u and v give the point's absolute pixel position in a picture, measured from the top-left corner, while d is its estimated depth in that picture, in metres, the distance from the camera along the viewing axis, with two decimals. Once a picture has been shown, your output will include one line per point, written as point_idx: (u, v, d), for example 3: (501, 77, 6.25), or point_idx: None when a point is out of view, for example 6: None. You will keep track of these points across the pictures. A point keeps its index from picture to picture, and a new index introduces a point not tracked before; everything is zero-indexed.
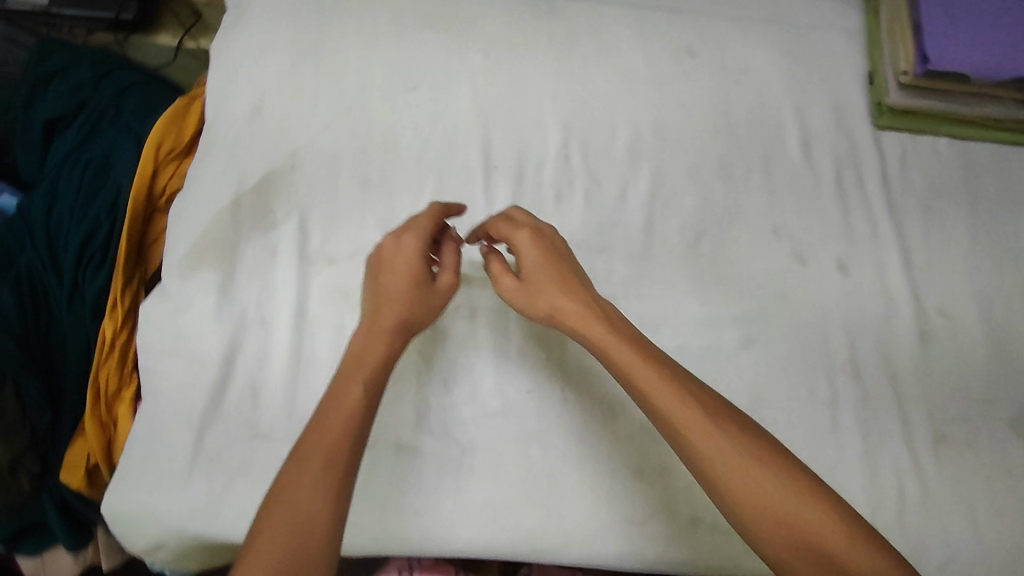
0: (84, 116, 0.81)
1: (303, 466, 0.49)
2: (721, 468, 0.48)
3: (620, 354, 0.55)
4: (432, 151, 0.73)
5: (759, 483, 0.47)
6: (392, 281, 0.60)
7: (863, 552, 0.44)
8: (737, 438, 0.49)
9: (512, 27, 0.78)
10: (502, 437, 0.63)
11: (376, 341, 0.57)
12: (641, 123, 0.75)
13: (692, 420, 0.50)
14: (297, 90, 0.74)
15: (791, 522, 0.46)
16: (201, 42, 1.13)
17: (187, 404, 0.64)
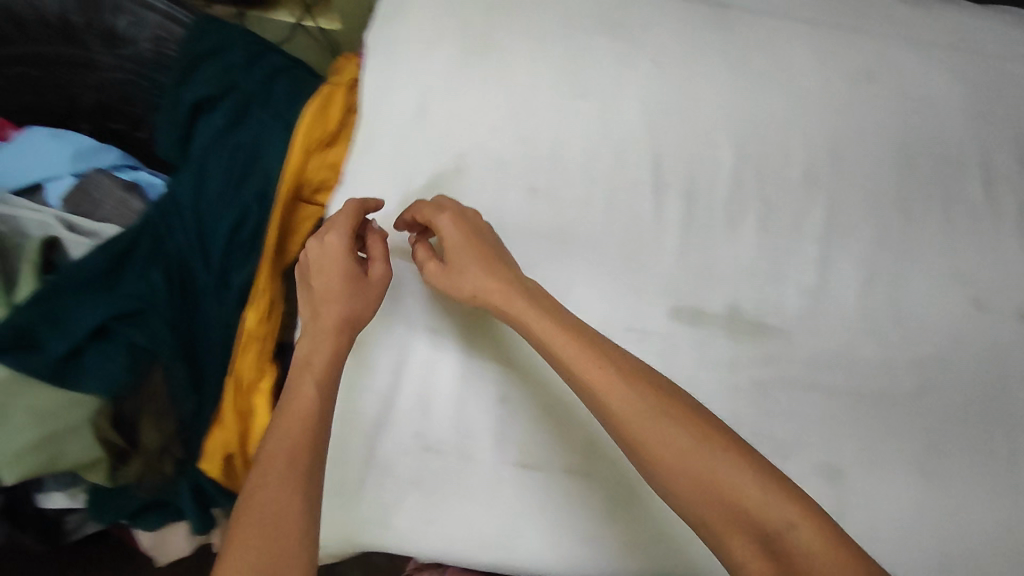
0: (234, 99, 0.78)
1: (261, 481, 0.51)
2: (633, 429, 0.50)
3: (541, 334, 0.57)
4: (602, 164, 0.71)
5: (675, 446, 0.49)
6: (326, 283, 0.61)
7: (775, 500, 0.47)
8: (643, 401, 0.51)
9: (684, 36, 0.75)
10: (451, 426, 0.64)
11: (321, 346, 0.58)
12: (817, 149, 0.72)
13: (605, 387, 0.53)
14: (462, 89, 0.72)
15: (704, 479, 0.48)
16: (320, 21, 1.09)
17: (359, 409, 0.64)
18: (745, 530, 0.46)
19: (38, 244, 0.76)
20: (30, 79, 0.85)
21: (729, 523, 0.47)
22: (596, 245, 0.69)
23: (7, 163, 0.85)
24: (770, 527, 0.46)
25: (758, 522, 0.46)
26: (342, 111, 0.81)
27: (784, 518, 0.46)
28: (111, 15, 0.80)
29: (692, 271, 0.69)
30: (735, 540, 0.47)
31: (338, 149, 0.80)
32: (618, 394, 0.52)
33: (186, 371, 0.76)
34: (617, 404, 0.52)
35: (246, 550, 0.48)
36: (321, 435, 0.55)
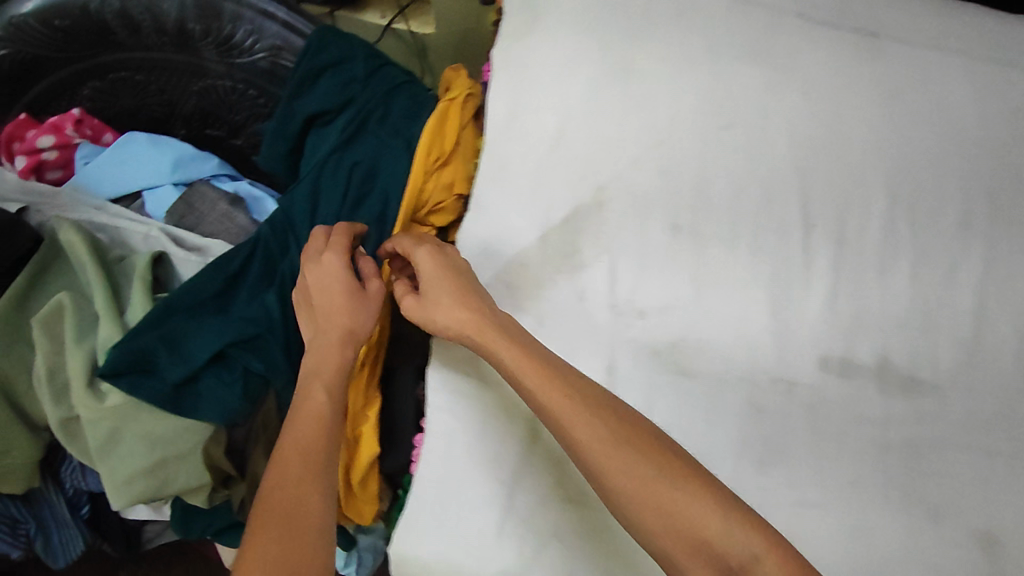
0: (352, 114, 0.74)
1: (275, 480, 0.53)
2: (598, 460, 0.50)
3: (516, 364, 0.55)
4: (748, 203, 0.67)
5: (641, 481, 0.48)
6: (326, 299, 0.62)
7: (739, 533, 0.46)
8: (606, 429, 0.51)
9: (836, 65, 0.70)
10: (449, 473, 0.64)
11: (330, 359, 0.60)
12: (975, 193, 0.68)
13: (571, 416, 0.52)
14: (601, 116, 0.68)
15: (665, 511, 0.47)
16: (411, 24, 1.03)
17: (497, 456, 0.64)
18: (707, 562, 0.46)
19: (148, 259, 0.73)
20: (133, 83, 0.81)
21: (692, 554, 0.46)
22: (742, 289, 0.66)
23: (107, 170, 0.83)
24: (733, 559, 0.46)
25: (720, 553, 0.46)
26: (456, 129, 0.76)
27: (750, 551, 0.46)
28: (229, 22, 0.74)
29: (841, 319, 0.66)
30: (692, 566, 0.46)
31: (456, 172, 0.76)
32: (582, 421, 0.51)
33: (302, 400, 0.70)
34: (582, 435, 0.51)
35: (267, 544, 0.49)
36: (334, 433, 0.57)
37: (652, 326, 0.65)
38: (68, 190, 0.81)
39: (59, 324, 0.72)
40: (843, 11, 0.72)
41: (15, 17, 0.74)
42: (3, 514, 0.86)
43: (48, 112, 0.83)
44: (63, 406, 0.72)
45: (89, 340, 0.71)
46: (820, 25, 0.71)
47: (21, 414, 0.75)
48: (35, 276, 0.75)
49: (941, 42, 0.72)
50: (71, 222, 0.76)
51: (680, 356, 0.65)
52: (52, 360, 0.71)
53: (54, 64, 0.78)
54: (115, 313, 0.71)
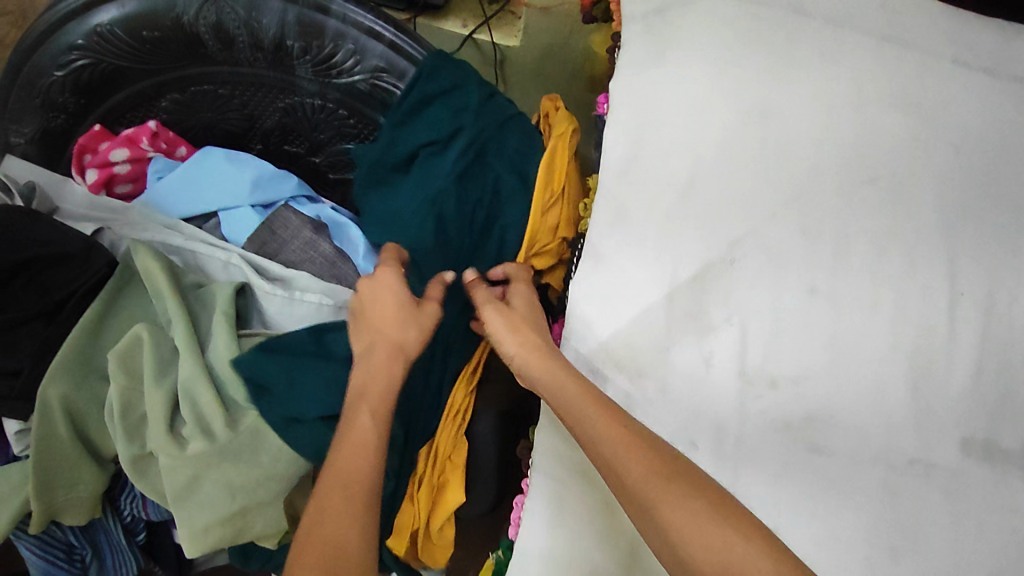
0: (471, 141, 0.68)
1: (322, 510, 0.49)
2: (647, 493, 0.45)
3: (573, 391, 0.52)
4: (890, 267, 0.63)
5: (692, 522, 0.43)
6: (377, 318, 0.58)
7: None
8: (650, 458, 0.47)
9: (990, 122, 0.66)
10: (555, 535, 0.60)
11: (374, 375, 0.55)
12: None
13: (622, 442, 0.48)
14: (736, 165, 0.64)
15: (720, 555, 0.42)
16: (495, 37, 0.98)
17: (613, 531, 0.59)
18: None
19: (231, 291, 0.69)
20: (214, 97, 0.76)
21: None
22: (883, 361, 0.61)
23: (182, 189, 0.78)
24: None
25: None
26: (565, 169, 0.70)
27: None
28: (330, 41, 0.70)
29: (989, 400, 0.61)
30: None
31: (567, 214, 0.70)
32: (636, 455, 0.47)
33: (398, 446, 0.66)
34: (634, 469, 0.47)
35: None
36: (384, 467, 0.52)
37: (784, 397, 0.60)
38: (140, 207, 0.76)
39: (136, 357, 0.67)
40: (1002, 59, 0.67)
41: (98, 25, 0.70)
42: (57, 541, 0.78)
43: (123, 124, 0.79)
44: (136, 444, 0.66)
45: (168, 376, 0.66)
46: (977, 72, 0.67)
47: (88, 448, 0.70)
48: (109, 301, 0.70)
49: None
50: (146, 246, 0.71)
51: (814, 431, 0.59)
52: (128, 396, 0.67)
53: (134, 75, 0.74)
54: (197, 349, 0.66)
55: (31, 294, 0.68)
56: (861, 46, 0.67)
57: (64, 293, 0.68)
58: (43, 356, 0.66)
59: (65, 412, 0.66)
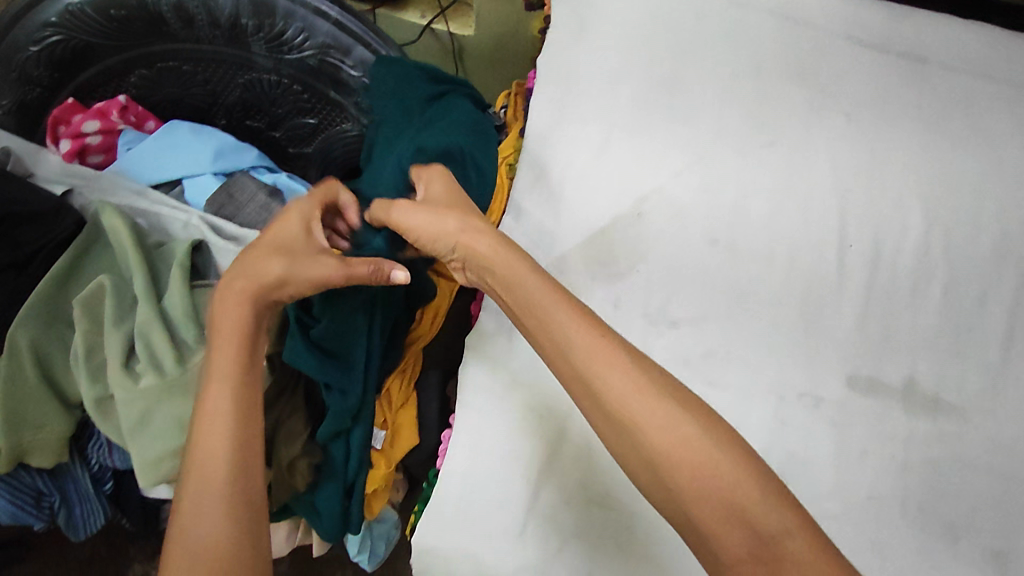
0: (451, 124, 0.70)
1: (195, 493, 0.50)
2: (630, 408, 0.46)
3: (542, 297, 0.52)
4: (786, 221, 0.68)
5: (679, 437, 0.45)
6: (247, 255, 0.58)
7: (774, 507, 0.43)
8: (637, 376, 0.47)
9: (880, 90, 0.71)
10: (479, 463, 0.64)
11: (227, 329, 0.56)
12: (1012, 219, 0.68)
13: (601, 354, 0.48)
14: (645, 128, 0.70)
15: (705, 474, 0.44)
16: (451, 26, 1.05)
17: (525, 455, 0.63)
18: (742, 529, 0.42)
19: (188, 247, 0.75)
20: (179, 73, 0.84)
21: (720, 521, 0.43)
22: (777, 304, 0.67)
23: (148, 159, 0.84)
24: (766, 531, 0.42)
25: (752, 524, 0.42)
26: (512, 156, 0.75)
27: (780, 524, 0.42)
28: (281, 19, 0.77)
29: (871, 338, 0.67)
30: (723, 538, 0.42)
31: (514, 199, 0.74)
32: (619, 368, 0.48)
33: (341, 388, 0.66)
34: (614, 381, 0.47)
35: (185, 567, 0.46)
36: (255, 428, 0.53)
37: (683, 335, 0.66)
38: (109, 174, 0.82)
39: (99, 306, 0.73)
40: (890, 37, 0.74)
41: (69, 4, 0.78)
42: (27, 487, 0.83)
43: (95, 98, 0.86)
44: (98, 386, 0.72)
45: (127, 322, 0.72)
46: (868, 48, 0.73)
47: (56, 391, 0.75)
48: (77, 258, 0.76)
49: (988, 71, 0.73)
50: (113, 207, 0.77)
51: (710, 365, 0.65)
52: (90, 341, 0.72)
53: (104, 52, 0.81)
54: (153, 297, 0.72)
55: (4, 246, 0.73)
56: (762, 24, 0.73)
57: (35, 248, 0.74)
58: (13, 303, 0.73)
59: (33, 355, 0.72)
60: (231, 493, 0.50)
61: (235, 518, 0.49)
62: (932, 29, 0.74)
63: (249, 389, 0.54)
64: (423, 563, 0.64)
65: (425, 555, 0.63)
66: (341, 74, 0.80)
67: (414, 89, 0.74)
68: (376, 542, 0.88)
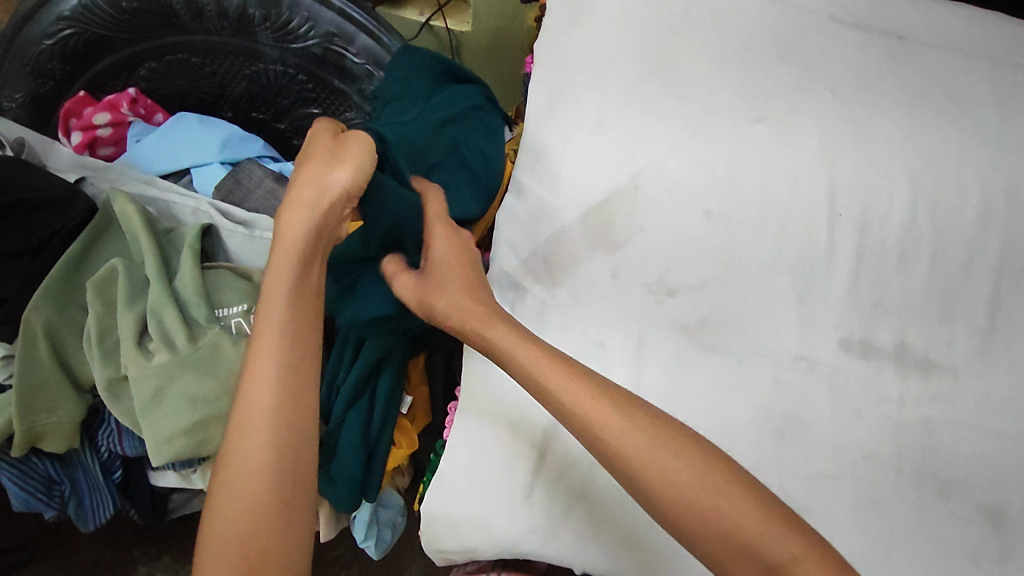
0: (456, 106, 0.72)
1: (244, 424, 0.53)
2: (639, 462, 0.48)
3: (539, 372, 0.53)
4: (777, 192, 0.70)
5: (683, 478, 0.48)
6: (300, 175, 0.55)
7: (781, 533, 0.46)
8: (642, 433, 0.50)
9: (863, 67, 0.74)
10: (483, 433, 0.64)
11: (285, 247, 0.55)
12: (993, 189, 0.71)
13: (606, 414, 0.50)
14: (639, 107, 0.72)
15: (717, 515, 0.47)
16: (450, 22, 1.08)
17: (533, 417, 0.64)
18: (752, 561, 0.46)
19: (197, 231, 0.77)
20: (187, 65, 0.86)
21: (736, 557, 0.46)
22: (769, 272, 0.68)
23: (157, 149, 0.86)
24: (774, 561, 0.46)
25: (763, 556, 0.46)
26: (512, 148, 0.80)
27: (790, 552, 0.46)
28: (287, 10, 0.80)
29: (864, 303, 0.68)
30: (735, 566, 0.46)
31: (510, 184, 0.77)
32: (619, 424, 0.50)
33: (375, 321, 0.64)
34: (619, 438, 0.49)
35: (241, 503, 0.51)
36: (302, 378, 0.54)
37: (680, 304, 0.68)
38: (119, 164, 0.84)
39: (111, 289, 0.75)
40: (872, 17, 0.77)
41: None
42: (37, 473, 0.82)
43: (105, 91, 0.88)
44: (111, 367, 0.73)
45: (139, 304, 0.74)
46: (851, 28, 0.76)
47: (68, 374, 0.75)
48: (88, 244, 0.78)
49: (967, 48, 0.76)
50: (124, 193, 0.79)
51: (706, 332, 0.67)
52: (103, 323, 0.73)
53: (115, 45, 0.84)
54: (165, 279, 0.74)
55: (16, 232, 0.75)
56: (749, 7, 0.76)
57: (47, 234, 0.76)
58: (25, 288, 0.74)
59: (46, 337, 0.73)
60: (281, 438, 0.53)
61: (282, 464, 0.52)
62: (911, 9, 0.78)
63: (299, 332, 0.55)
64: (432, 529, 0.63)
65: (434, 520, 0.63)
66: (345, 62, 0.83)
67: (417, 76, 0.75)
68: (381, 529, 0.88)
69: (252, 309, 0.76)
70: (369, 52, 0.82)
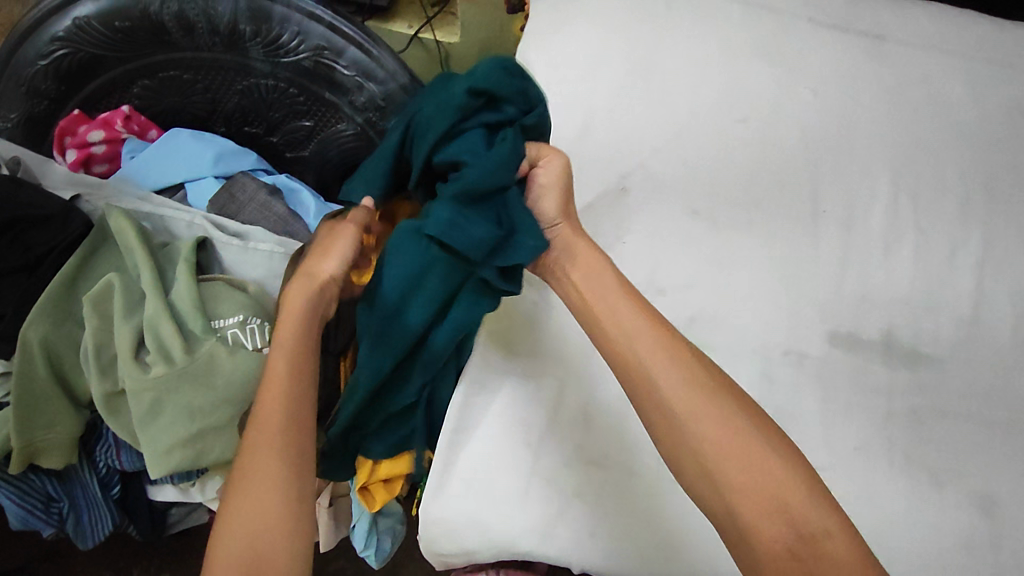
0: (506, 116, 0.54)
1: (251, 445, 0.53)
2: (688, 404, 0.49)
3: (632, 320, 0.53)
4: (762, 190, 0.72)
5: (732, 427, 0.48)
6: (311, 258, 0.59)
7: (817, 506, 0.45)
8: (698, 379, 0.50)
9: (843, 66, 0.76)
10: (490, 438, 0.64)
11: (292, 310, 0.57)
12: (973, 182, 0.72)
13: (676, 356, 0.51)
14: (625, 110, 0.74)
15: (758, 468, 0.46)
16: (438, 34, 1.09)
17: (529, 419, 0.65)
18: (784, 525, 0.45)
19: (192, 244, 0.78)
20: (180, 82, 0.88)
21: (763, 515, 0.45)
22: (757, 268, 0.69)
23: (151, 164, 0.87)
24: (809, 530, 0.45)
25: (798, 520, 0.45)
26: None
27: (823, 525, 0.45)
28: (277, 24, 0.82)
29: (849, 297, 0.69)
30: (768, 528, 0.45)
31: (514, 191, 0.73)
32: (679, 367, 0.51)
33: (518, 232, 0.55)
34: (674, 380, 0.50)
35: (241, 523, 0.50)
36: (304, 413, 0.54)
37: (670, 302, 0.68)
38: (114, 181, 0.85)
39: (108, 303, 0.75)
40: (850, 18, 0.79)
41: (76, 18, 0.81)
42: (36, 492, 0.82)
43: (99, 109, 0.89)
44: (108, 381, 0.73)
45: (135, 317, 0.74)
46: (829, 28, 0.78)
47: (66, 390, 0.76)
48: (85, 259, 0.78)
49: (942, 46, 0.78)
50: (119, 209, 0.80)
51: (697, 329, 0.67)
52: (100, 338, 0.74)
53: (109, 63, 0.85)
54: (161, 292, 0.75)
55: (14, 249, 0.76)
56: (728, 11, 0.78)
57: (43, 250, 0.77)
58: (23, 304, 0.75)
59: (44, 353, 0.73)
60: (287, 465, 0.52)
61: (283, 492, 0.52)
62: (887, 9, 0.80)
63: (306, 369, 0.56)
64: (428, 535, 0.64)
65: (431, 527, 0.63)
66: (335, 75, 0.84)
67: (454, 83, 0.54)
68: (380, 538, 0.88)
69: (248, 321, 0.76)
70: (359, 65, 0.83)
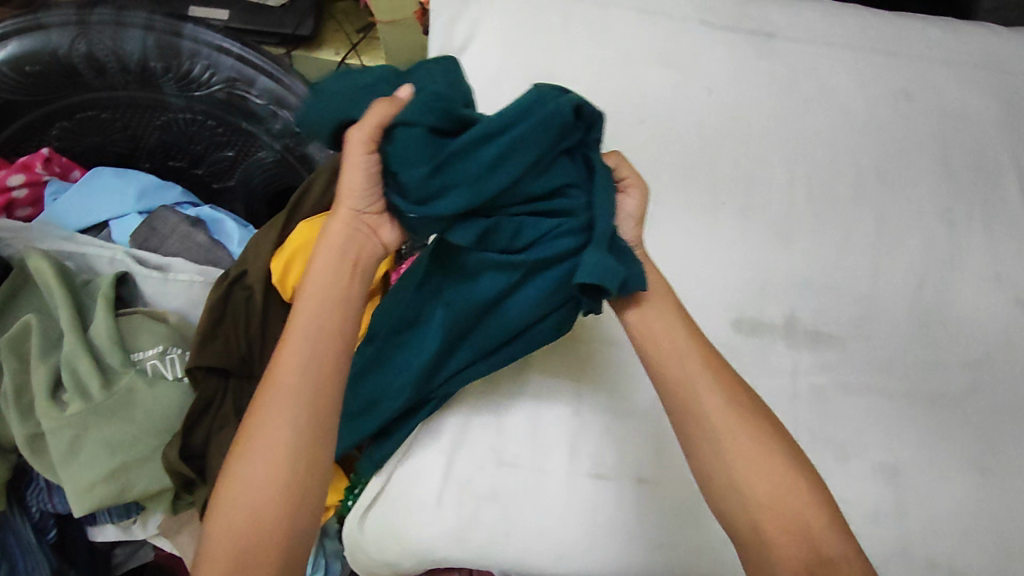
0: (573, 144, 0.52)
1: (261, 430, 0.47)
2: (727, 428, 0.48)
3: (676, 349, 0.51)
4: (663, 186, 0.74)
5: (766, 455, 0.48)
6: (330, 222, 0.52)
7: (834, 532, 0.46)
8: (736, 407, 0.49)
9: (733, 63, 0.79)
10: (424, 455, 0.64)
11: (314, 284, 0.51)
12: (862, 164, 0.75)
13: (717, 383, 0.50)
14: None
15: (787, 493, 0.47)
16: (365, 59, 1.12)
17: (441, 427, 0.65)
18: (805, 546, 0.45)
19: (111, 279, 0.79)
20: (99, 121, 0.89)
21: (788, 536, 0.46)
22: (662, 262, 0.71)
23: (72, 204, 0.88)
24: (826, 554, 0.46)
25: (816, 543, 0.46)
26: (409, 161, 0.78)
27: (840, 550, 0.46)
28: (187, 59, 0.84)
29: (753, 283, 0.71)
30: (787, 549, 0.45)
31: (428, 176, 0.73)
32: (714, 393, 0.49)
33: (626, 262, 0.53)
34: (717, 408, 0.49)
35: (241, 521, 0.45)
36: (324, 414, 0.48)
37: None
38: (37, 224, 0.85)
39: (25, 345, 0.75)
40: (740, 17, 0.82)
41: None
42: None
43: (20, 153, 0.90)
44: (30, 423, 0.72)
45: (52, 357, 0.74)
46: (718, 29, 0.81)
47: None
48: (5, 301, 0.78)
49: (827, 38, 0.82)
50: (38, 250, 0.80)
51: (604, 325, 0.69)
52: (19, 379, 0.73)
53: (25, 108, 0.86)
54: (78, 329, 0.75)
55: None
56: (622, 18, 0.81)
57: None
58: None
59: None
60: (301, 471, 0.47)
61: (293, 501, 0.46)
62: (774, 8, 0.83)
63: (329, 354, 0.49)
64: (354, 545, 0.65)
65: (355, 537, 0.64)
66: (248, 104, 0.85)
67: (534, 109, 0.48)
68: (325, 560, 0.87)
69: (168, 351, 0.77)
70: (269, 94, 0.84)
